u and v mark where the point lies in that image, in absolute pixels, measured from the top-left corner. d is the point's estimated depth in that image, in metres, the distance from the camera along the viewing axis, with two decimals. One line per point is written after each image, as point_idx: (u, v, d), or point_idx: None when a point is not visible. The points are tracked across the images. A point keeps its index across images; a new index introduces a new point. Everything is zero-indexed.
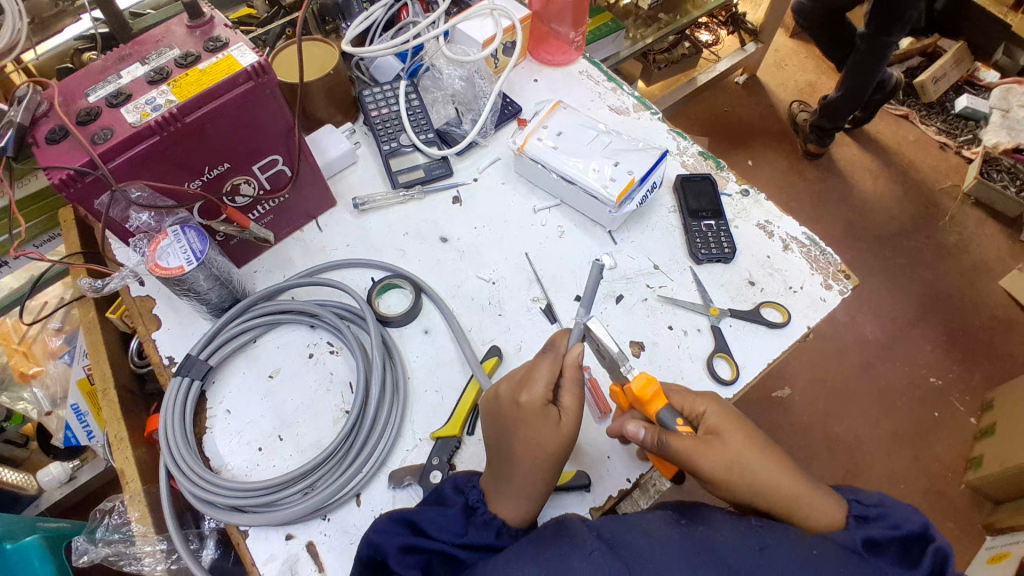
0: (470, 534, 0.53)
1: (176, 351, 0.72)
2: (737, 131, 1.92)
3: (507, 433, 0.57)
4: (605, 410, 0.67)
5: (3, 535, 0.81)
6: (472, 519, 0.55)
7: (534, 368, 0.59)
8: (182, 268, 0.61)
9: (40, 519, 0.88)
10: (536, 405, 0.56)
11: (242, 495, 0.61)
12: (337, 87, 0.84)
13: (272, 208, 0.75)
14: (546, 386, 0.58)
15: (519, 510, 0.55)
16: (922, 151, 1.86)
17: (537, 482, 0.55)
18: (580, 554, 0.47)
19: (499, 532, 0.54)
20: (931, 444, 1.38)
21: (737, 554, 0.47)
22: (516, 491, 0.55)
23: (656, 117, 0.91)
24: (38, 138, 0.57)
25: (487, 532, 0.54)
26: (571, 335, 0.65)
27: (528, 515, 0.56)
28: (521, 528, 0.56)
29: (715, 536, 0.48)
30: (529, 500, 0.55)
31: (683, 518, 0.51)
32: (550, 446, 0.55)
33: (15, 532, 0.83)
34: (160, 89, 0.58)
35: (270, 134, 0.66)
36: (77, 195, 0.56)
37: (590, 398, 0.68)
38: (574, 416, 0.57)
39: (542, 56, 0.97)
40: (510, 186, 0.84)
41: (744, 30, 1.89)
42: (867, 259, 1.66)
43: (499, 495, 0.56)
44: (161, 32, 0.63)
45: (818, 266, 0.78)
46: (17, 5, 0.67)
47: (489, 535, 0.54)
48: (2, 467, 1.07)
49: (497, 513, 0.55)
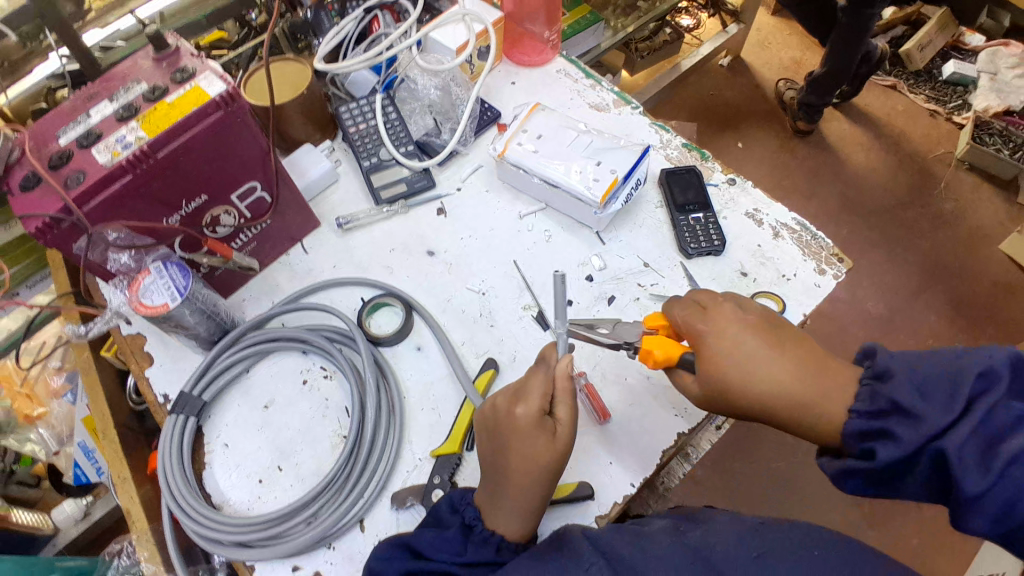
0: (469, 552, 0.53)
1: (169, 387, 0.72)
2: (726, 114, 1.90)
3: (504, 451, 0.56)
4: (604, 415, 0.66)
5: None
6: (470, 537, 0.54)
7: (529, 379, 0.60)
8: (167, 305, 0.61)
9: (59, 559, 0.86)
10: (531, 413, 0.56)
11: (246, 530, 0.61)
12: (312, 106, 0.83)
13: (254, 235, 0.74)
14: (542, 395, 0.58)
15: (516, 524, 0.55)
16: (912, 119, 1.84)
17: (535, 495, 0.55)
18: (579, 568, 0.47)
19: (499, 548, 0.54)
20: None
21: (731, 561, 0.46)
22: (512, 505, 0.55)
23: (637, 111, 0.90)
24: (12, 185, 0.57)
25: (487, 550, 0.53)
26: (559, 347, 0.63)
27: (529, 526, 0.56)
28: (525, 540, 0.56)
29: (713, 542, 0.48)
30: (526, 515, 0.55)
31: (681, 525, 0.51)
32: (542, 456, 0.55)
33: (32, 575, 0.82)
34: (129, 126, 0.57)
35: (245, 162, 0.66)
36: (55, 241, 0.56)
37: (586, 404, 0.67)
38: (568, 428, 0.57)
39: (518, 57, 0.95)
40: (494, 193, 0.83)
41: (724, 12, 1.88)
42: (864, 234, 1.64)
43: (496, 510, 0.55)
44: (128, 67, 0.62)
45: (810, 251, 0.77)
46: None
47: (489, 552, 0.53)
48: (16, 509, 1.07)
49: (493, 528, 0.55)
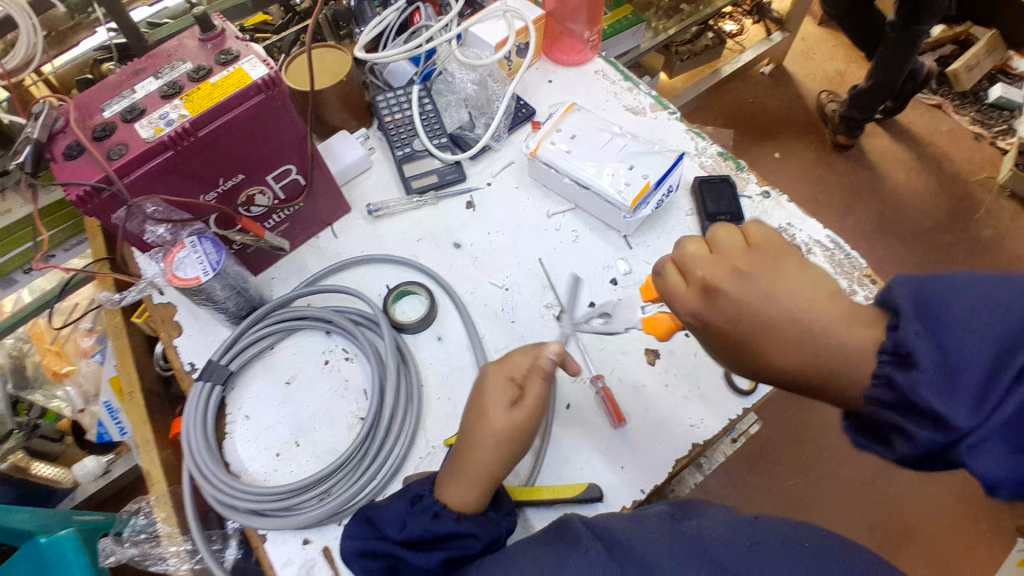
0: (409, 528, 0.53)
1: (196, 358, 0.74)
2: (765, 123, 1.87)
3: (472, 433, 0.57)
4: (620, 419, 0.66)
5: (37, 530, 0.84)
6: (416, 508, 0.55)
7: (515, 353, 0.61)
8: (198, 279, 0.62)
9: (74, 512, 0.90)
10: (496, 379, 0.59)
11: (261, 501, 0.63)
12: (351, 93, 0.84)
13: (287, 217, 0.75)
14: (520, 366, 0.59)
15: (466, 497, 0.55)
16: (955, 142, 1.79)
17: (498, 470, 0.55)
18: (576, 555, 0.46)
19: (437, 514, 0.54)
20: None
21: (725, 549, 0.45)
22: (465, 476, 0.55)
23: (674, 116, 0.89)
24: (55, 154, 0.58)
25: (423, 518, 0.54)
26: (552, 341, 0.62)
27: (476, 500, 0.55)
28: (469, 514, 0.55)
29: (710, 533, 0.47)
30: (480, 490, 0.55)
31: (678, 514, 0.50)
32: (510, 436, 0.56)
33: (48, 526, 0.85)
34: (173, 104, 0.59)
35: (282, 144, 0.67)
36: (95, 210, 0.58)
37: (602, 407, 0.67)
38: (529, 409, 0.57)
39: (558, 56, 0.95)
40: (523, 190, 0.83)
41: (769, 19, 1.85)
42: (896, 255, 1.61)
43: (449, 485, 0.56)
44: (174, 45, 0.64)
45: (843, 270, 0.75)
46: (32, 19, 0.72)
47: (425, 521, 0.53)
48: (37, 462, 1.13)
49: (443, 501, 0.55)
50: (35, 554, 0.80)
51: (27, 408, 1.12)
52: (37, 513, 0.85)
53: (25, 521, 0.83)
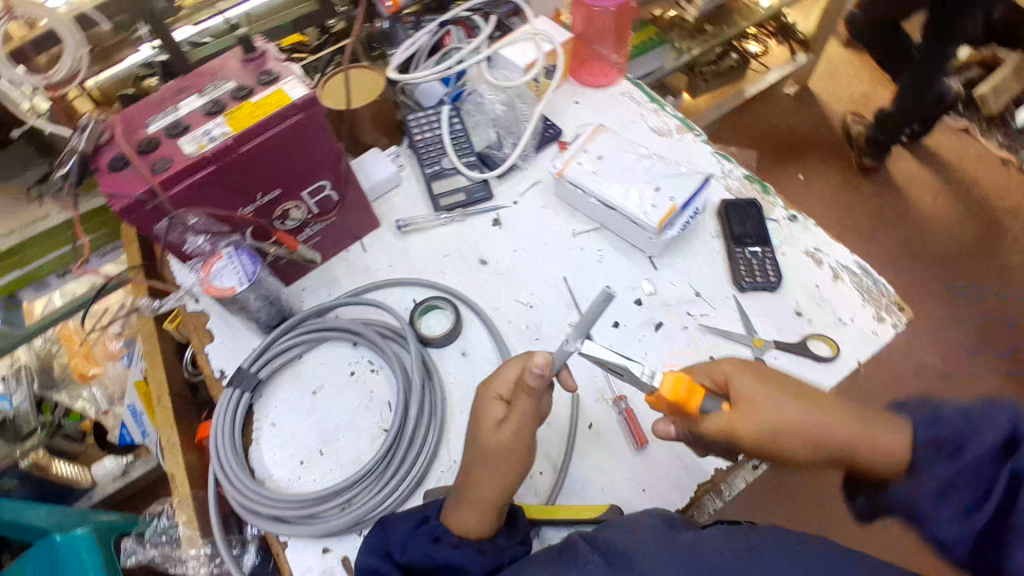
0: (409, 551, 0.53)
1: (225, 364, 0.76)
2: (789, 143, 1.87)
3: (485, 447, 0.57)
4: (642, 441, 0.66)
5: (53, 527, 0.92)
6: (422, 529, 0.55)
7: (503, 368, 0.60)
8: (234, 288, 0.64)
9: (91, 512, 0.96)
10: (485, 401, 0.59)
11: (285, 508, 0.64)
12: (384, 112, 0.86)
13: (320, 230, 0.77)
14: (506, 383, 0.59)
15: (470, 521, 0.55)
16: (982, 167, 1.77)
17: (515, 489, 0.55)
18: (577, 566, 0.46)
19: (438, 538, 0.54)
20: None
21: (728, 561, 0.44)
22: (473, 499, 0.55)
23: (700, 139, 0.89)
24: (100, 165, 0.60)
25: (423, 539, 0.54)
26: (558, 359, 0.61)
27: (478, 526, 0.55)
28: (472, 539, 0.54)
29: (706, 545, 0.46)
30: (486, 513, 0.55)
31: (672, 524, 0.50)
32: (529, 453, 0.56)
33: (65, 525, 0.93)
34: (216, 121, 0.61)
35: (318, 162, 0.69)
36: (139, 220, 0.60)
37: (625, 429, 0.67)
38: (514, 427, 0.56)
39: (585, 78, 0.96)
40: (550, 210, 0.84)
41: (794, 41, 1.83)
42: (922, 280, 1.59)
43: (456, 510, 0.56)
44: (218, 64, 0.66)
45: (870, 297, 0.75)
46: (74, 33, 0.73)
47: (425, 540, 0.54)
48: (59, 461, 1.19)
49: (447, 524, 0.56)
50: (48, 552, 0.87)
51: (52, 407, 1.17)
52: (54, 510, 0.94)
53: (41, 518, 0.92)
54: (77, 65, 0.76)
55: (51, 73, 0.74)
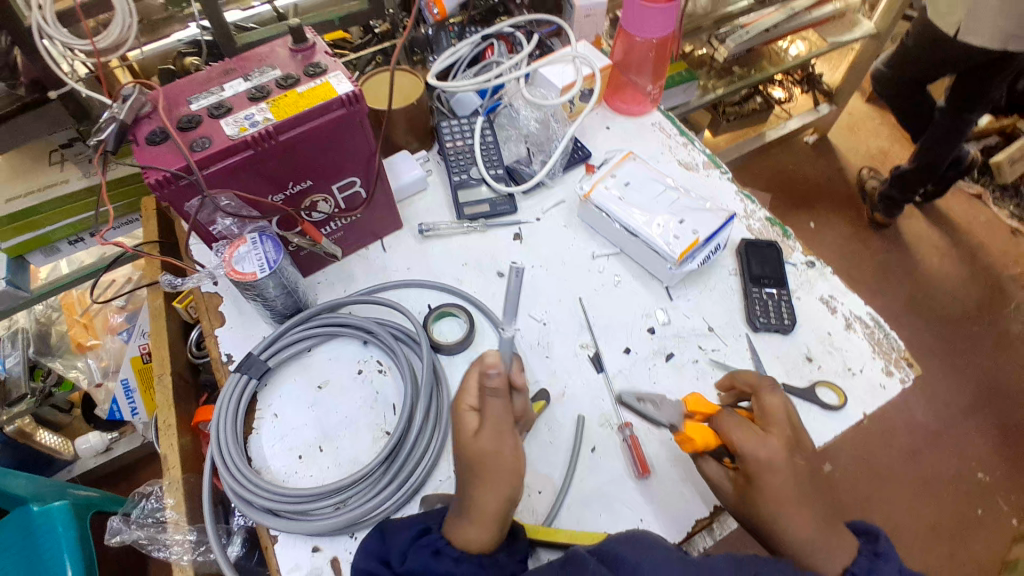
0: (407, 559, 0.53)
1: (234, 349, 0.76)
2: (803, 190, 1.90)
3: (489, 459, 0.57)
4: (646, 470, 0.66)
5: (31, 496, 0.94)
6: (417, 541, 0.55)
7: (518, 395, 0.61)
8: (254, 275, 0.64)
9: (70, 485, 1.01)
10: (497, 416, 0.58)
11: (280, 501, 0.63)
12: (417, 117, 0.87)
13: (344, 225, 0.78)
14: None
15: (470, 535, 0.53)
16: (992, 233, 1.79)
17: (519, 506, 0.55)
18: None
19: (437, 550, 0.53)
20: (966, 539, 1.31)
21: None
22: (471, 512, 0.54)
23: (726, 176, 0.90)
24: (138, 136, 0.61)
25: (424, 551, 0.53)
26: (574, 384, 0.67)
27: (479, 540, 0.53)
28: (471, 554, 0.53)
29: None
30: (484, 525, 0.53)
31: (685, 557, 0.49)
32: None
33: (43, 495, 0.96)
34: (259, 106, 0.62)
35: (352, 158, 0.70)
36: (169, 196, 0.60)
37: (630, 456, 0.67)
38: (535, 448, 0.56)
39: (618, 104, 0.98)
40: (571, 230, 0.85)
41: (819, 91, 1.88)
42: (924, 340, 1.59)
43: (457, 524, 0.55)
44: (266, 52, 0.68)
45: (880, 351, 0.75)
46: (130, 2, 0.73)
47: (425, 553, 0.53)
48: (42, 429, 1.19)
49: (448, 538, 0.54)
50: (25, 520, 0.90)
51: (45, 375, 1.15)
52: (34, 480, 0.95)
53: (21, 486, 0.93)
54: (127, 34, 0.75)
55: (98, 40, 0.73)
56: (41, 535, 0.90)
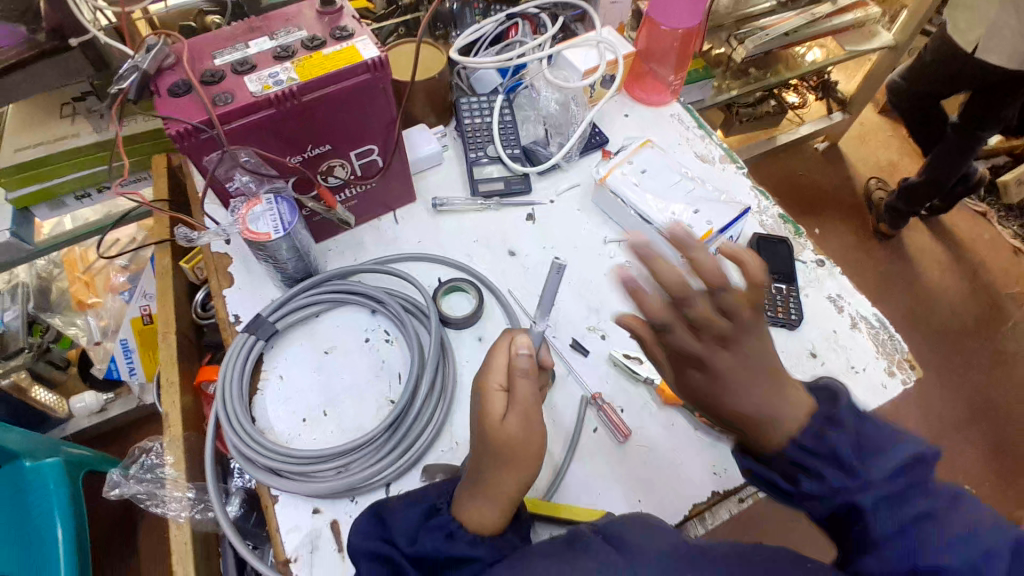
0: (420, 540, 0.53)
1: (241, 311, 0.76)
2: (810, 196, 1.90)
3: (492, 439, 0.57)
4: (626, 434, 0.67)
5: (23, 452, 0.93)
6: (427, 522, 0.55)
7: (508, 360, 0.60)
8: (269, 235, 0.64)
9: (63, 443, 1.01)
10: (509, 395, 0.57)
11: (283, 461, 0.63)
12: (437, 92, 0.86)
13: (359, 194, 0.78)
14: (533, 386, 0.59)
15: (479, 515, 0.53)
16: (994, 251, 1.79)
17: (519, 485, 0.55)
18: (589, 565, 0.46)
19: (451, 534, 0.53)
20: None
21: None
22: (487, 493, 0.54)
23: (741, 171, 0.91)
24: (161, 88, 0.60)
25: (436, 535, 0.52)
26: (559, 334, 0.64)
27: (491, 520, 0.53)
28: (482, 534, 0.53)
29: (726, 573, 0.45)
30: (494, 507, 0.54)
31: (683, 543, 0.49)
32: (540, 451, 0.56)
33: (35, 451, 0.95)
34: (284, 66, 0.61)
35: (372, 125, 0.70)
36: (189, 148, 0.59)
37: (609, 424, 0.68)
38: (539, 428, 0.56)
39: (637, 93, 0.98)
40: (585, 214, 0.85)
41: (833, 99, 1.88)
42: (920, 351, 1.60)
43: (468, 504, 0.54)
44: (293, 12, 0.67)
45: (884, 351, 0.75)
46: None
47: (438, 537, 0.52)
48: (38, 386, 1.19)
49: (459, 518, 0.54)
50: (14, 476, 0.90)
51: (43, 330, 1.17)
52: (26, 436, 0.94)
53: (13, 441, 0.92)
54: None
55: None
56: (30, 492, 0.90)
